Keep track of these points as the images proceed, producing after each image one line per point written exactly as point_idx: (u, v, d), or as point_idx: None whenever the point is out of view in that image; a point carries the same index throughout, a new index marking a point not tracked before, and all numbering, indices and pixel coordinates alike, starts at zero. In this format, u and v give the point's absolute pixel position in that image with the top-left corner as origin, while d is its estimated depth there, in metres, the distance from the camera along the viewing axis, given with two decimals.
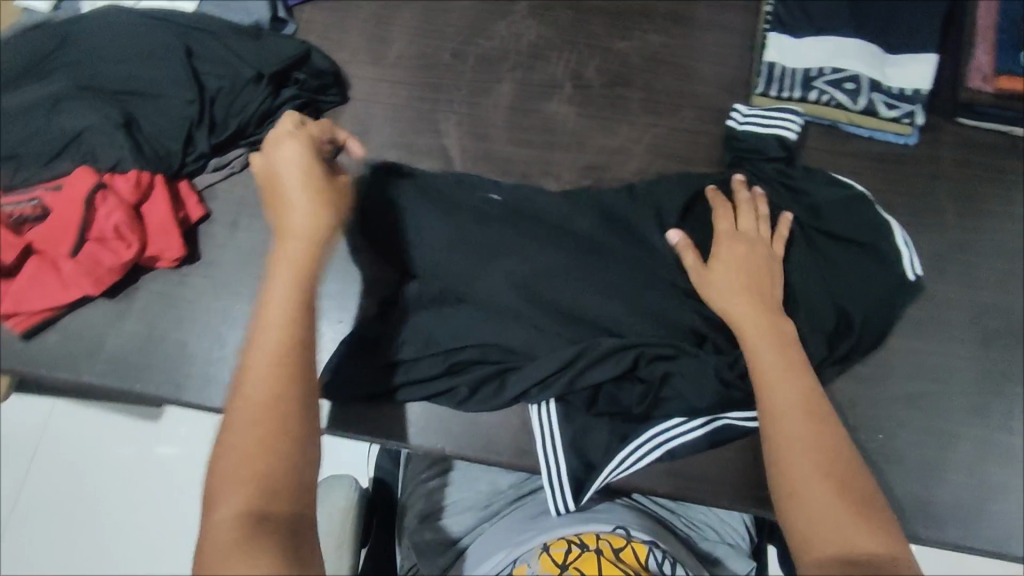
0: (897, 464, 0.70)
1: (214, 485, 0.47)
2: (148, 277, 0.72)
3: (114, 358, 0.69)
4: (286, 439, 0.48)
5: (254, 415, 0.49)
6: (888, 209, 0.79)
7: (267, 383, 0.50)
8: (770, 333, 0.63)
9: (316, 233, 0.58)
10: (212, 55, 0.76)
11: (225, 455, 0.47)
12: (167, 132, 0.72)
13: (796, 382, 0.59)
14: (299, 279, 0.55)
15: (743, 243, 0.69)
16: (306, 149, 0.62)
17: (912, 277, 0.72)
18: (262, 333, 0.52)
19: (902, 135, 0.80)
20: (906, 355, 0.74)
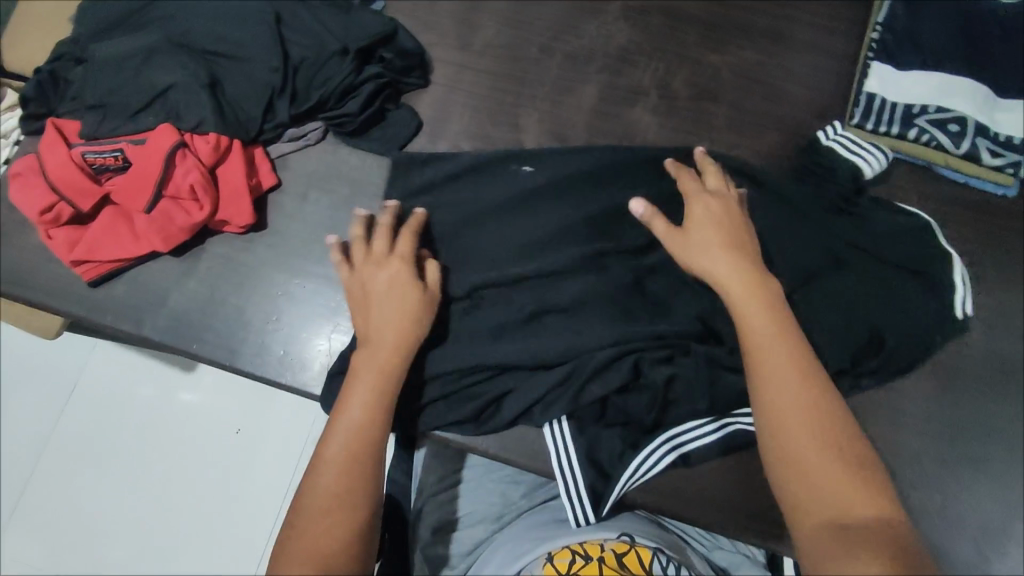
0: (970, 546, 0.64)
1: (277, 559, 0.53)
2: (215, 239, 0.73)
3: (177, 315, 0.71)
4: (345, 532, 0.54)
5: (320, 505, 0.55)
6: (1000, 265, 0.71)
7: (341, 478, 0.56)
8: (753, 286, 0.60)
9: (400, 347, 0.62)
10: (302, 25, 0.76)
11: (296, 538, 0.54)
12: (249, 98, 0.73)
13: (783, 335, 0.57)
14: (378, 388, 0.60)
15: (716, 205, 0.66)
16: (404, 273, 0.64)
17: (961, 315, 0.67)
18: (346, 433, 0.58)
19: (1004, 187, 0.73)
20: (995, 430, 0.67)
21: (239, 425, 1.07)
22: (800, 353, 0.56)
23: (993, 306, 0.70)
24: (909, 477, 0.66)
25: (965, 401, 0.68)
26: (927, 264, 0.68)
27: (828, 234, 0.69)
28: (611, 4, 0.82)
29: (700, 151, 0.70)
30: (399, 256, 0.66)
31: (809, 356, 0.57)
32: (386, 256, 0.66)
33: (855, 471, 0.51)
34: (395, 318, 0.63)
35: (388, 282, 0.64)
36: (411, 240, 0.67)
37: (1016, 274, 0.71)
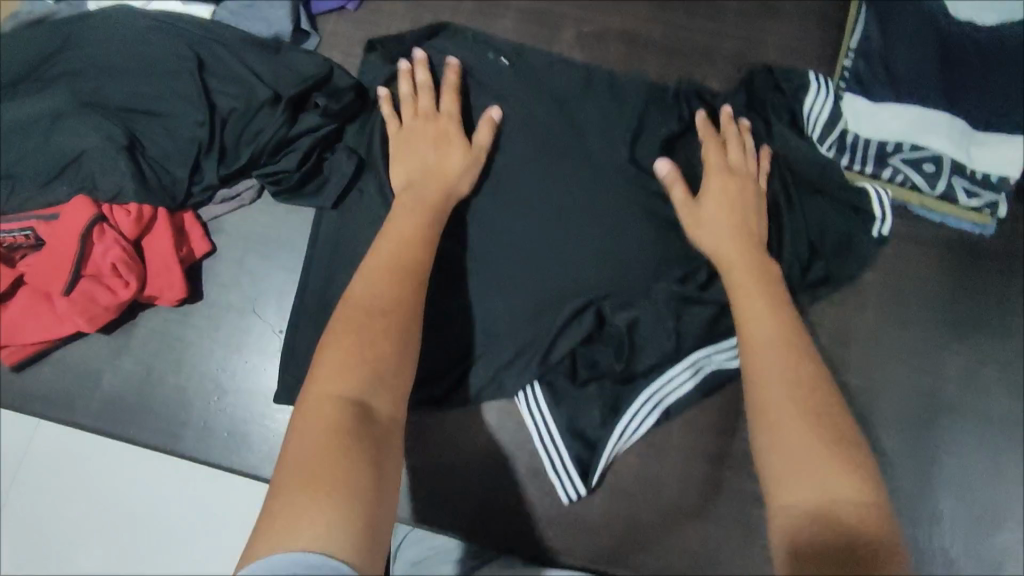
0: None
1: (319, 364, 0.49)
2: (147, 313, 0.68)
3: (109, 399, 0.67)
4: (395, 345, 0.52)
5: (364, 312, 0.53)
6: (966, 306, 0.68)
7: (383, 296, 0.54)
8: (746, 243, 0.61)
9: (446, 180, 0.64)
10: (227, 71, 0.70)
11: (336, 341, 0.51)
12: (173, 158, 0.67)
13: (777, 304, 0.56)
14: (423, 223, 0.61)
15: (729, 175, 0.64)
16: (453, 107, 0.68)
17: (877, 234, 0.67)
18: (394, 251, 0.58)
19: (980, 227, 0.69)
20: (958, 475, 0.65)
21: None
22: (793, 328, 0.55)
23: (967, 353, 0.68)
24: None
25: (939, 458, 0.66)
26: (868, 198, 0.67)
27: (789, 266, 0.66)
28: (564, 30, 0.77)
29: (727, 112, 0.68)
30: (447, 113, 0.67)
31: (803, 333, 0.55)
32: (432, 112, 0.67)
33: (845, 452, 0.47)
34: (434, 165, 0.64)
35: (437, 130, 0.66)
36: (455, 96, 0.69)
37: (988, 319, 0.68)
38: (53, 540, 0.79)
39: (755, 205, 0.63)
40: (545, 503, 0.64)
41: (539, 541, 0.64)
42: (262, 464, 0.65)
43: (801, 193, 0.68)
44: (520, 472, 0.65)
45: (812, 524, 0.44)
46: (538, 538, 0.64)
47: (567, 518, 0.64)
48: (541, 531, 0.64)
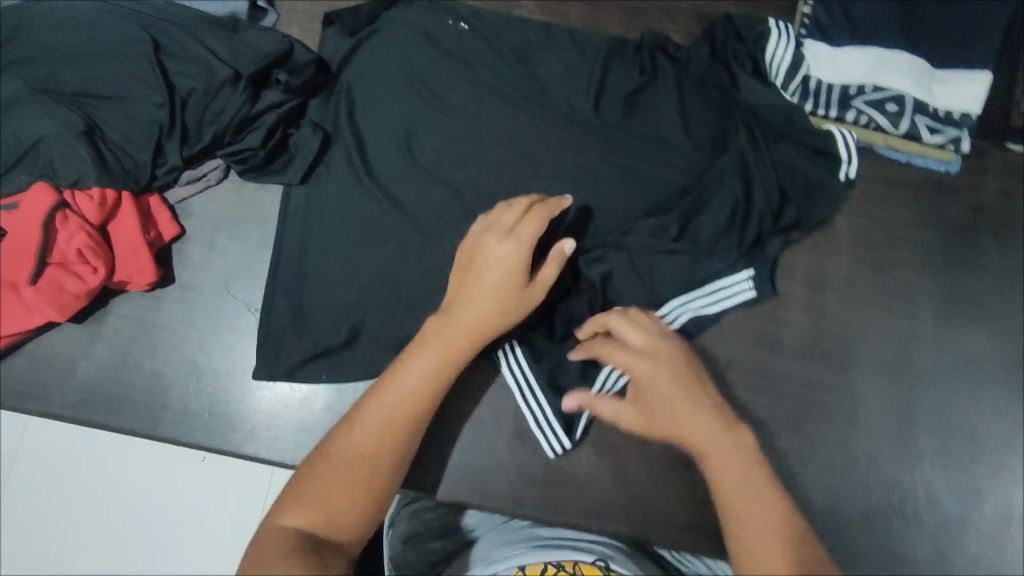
0: (912, 522, 0.64)
1: (292, 492, 0.54)
2: (119, 300, 0.68)
3: (86, 388, 0.66)
4: (367, 493, 0.55)
5: (345, 458, 0.56)
6: (938, 242, 0.69)
7: (372, 447, 0.56)
8: (684, 395, 0.57)
9: (493, 322, 0.61)
10: (183, 52, 0.69)
11: (312, 477, 0.55)
12: (134, 141, 0.66)
13: (744, 466, 0.54)
14: (440, 361, 0.60)
15: (651, 358, 0.58)
16: (514, 250, 0.61)
17: (844, 177, 0.67)
18: (391, 400, 0.58)
19: (945, 163, 0.69)
20: (935, 408, 0.66)
21: None
22: (756, 487, 0.53)
23: (940, 288, 0.68)
24: (865, 473, 0.65)
25: (920, 391, 0.66)
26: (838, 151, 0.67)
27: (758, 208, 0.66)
28: None
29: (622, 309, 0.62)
30: (521, 241, 0.61)
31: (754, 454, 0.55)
32: (510, 232, 0.62)
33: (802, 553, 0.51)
34: (480, 284, 0.61)
35: (502, 257, 0.61)
36: (542, 228, 0.62)
37: (957, 254, 0.69)
38: (44, 538, 0.79)
39: (695, 372, 0.59)
40: (531, 461, 0.65)
41: (528, 499, 0.64)
42: (247, 439, 0.65)
43: (767, 140, 0.68)
44: (504, 433, 0.65)
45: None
46: (528, 497, 0.64)
47: (555, 475, 0.64)
48: (529, 490, 0.64)
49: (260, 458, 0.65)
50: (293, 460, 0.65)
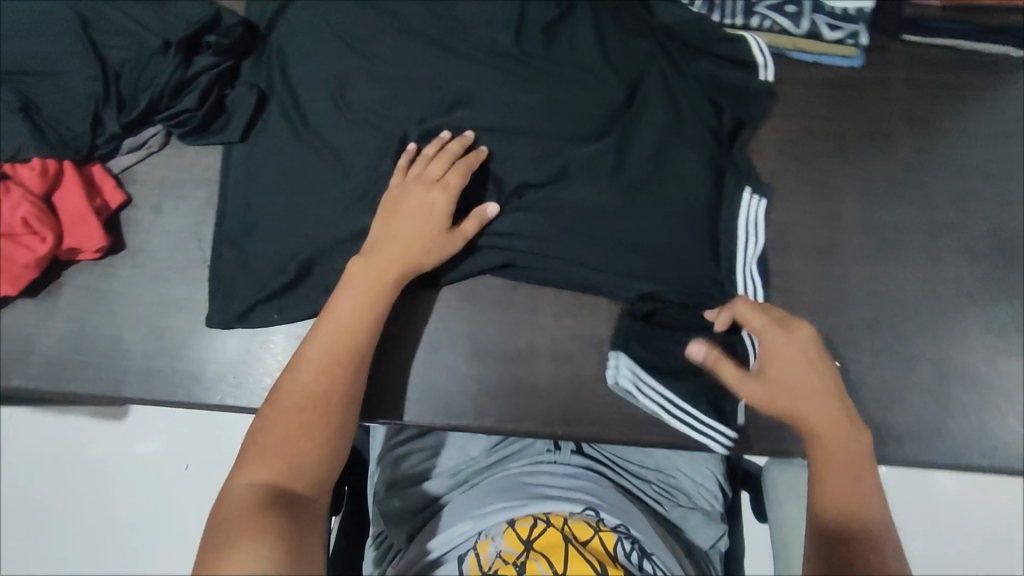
0: (855, 391, 0.67)
1: (248, 451, 0.55)
2: (71, 271, 0.69)
3: (46, 360, 0.67)
4: (321, 436, 0.56)
5: (294, 407, 0.57)
6: (848, 132, 0.73)
7: (317, 392, 0.57)
8: (806, 375, 0.61)
9: (416, 257, 0.63)
10: (112, 25, 0.70)
11: (268, 422, 0.56)
12: (71, 114, 0.67)
13: (843, 436, 0.59)
14: (373, 297, 0.61)
15: (786, 334, 0.62)
16: (437, 196, 0.65)
17: (766, 79, 0.71)
18: (327, 346, 0.59)
19: (850, 59, 0.73)
20: (864, 283, 0.69)
21: (188, 461, 1.06)
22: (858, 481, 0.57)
23: (858, 174, 0.72)
24: None
25: (851, 270, 0.69)
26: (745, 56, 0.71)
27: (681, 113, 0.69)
28: None
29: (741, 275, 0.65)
30: (445, 188, 0.65)
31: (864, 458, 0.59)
32: (434, 180, 0.65)
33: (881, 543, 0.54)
34: (405, 232, 0.64)
35: (425, 203, 0.64)
36: (464, 176, 0.66)
37: (870, 140, 0.73)
38: None
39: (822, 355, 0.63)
40: (490, 376, 0.68)
41: (490, 412, 0.67)
42: (212, 390, 0.67)
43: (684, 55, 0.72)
44: (462, 354, 0.68)
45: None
46: (490, 410, 0.67)
47: (513, 387, 0.67)
48: (491, 404, 0.67)
49: (227, 406, 0.67)
50: (259, 405, 0.67)
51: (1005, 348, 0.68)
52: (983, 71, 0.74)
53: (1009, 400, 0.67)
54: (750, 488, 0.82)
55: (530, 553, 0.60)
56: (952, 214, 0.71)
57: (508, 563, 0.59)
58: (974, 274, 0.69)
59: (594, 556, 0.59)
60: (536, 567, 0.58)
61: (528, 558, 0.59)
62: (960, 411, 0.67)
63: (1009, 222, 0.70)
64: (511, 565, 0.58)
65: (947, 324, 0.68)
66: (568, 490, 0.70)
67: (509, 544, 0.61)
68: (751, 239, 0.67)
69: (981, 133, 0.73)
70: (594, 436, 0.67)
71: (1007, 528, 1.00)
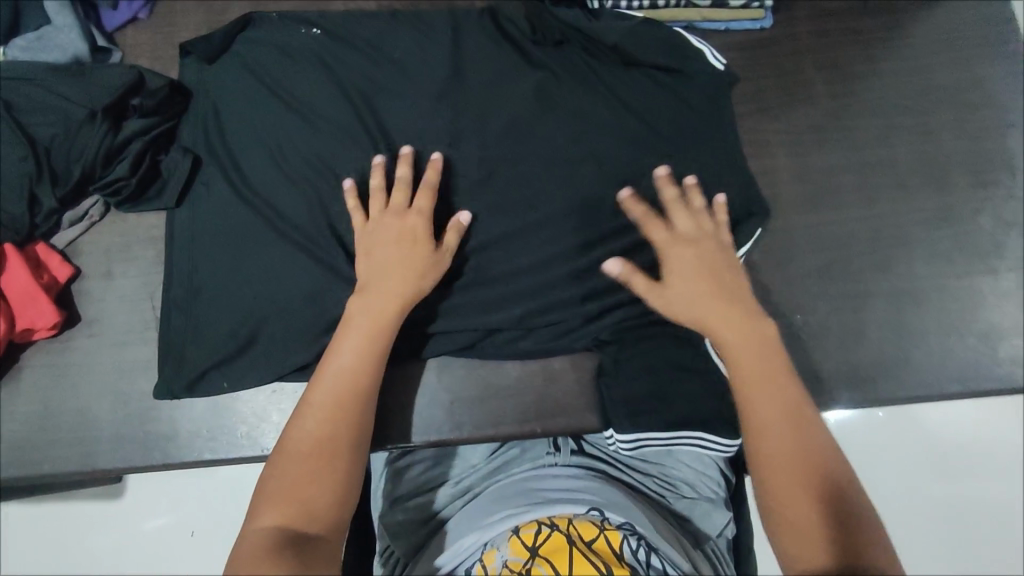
0: (817, 337, 0.68)
1: (258, 501, 0.53)
2: (29, 352, 0.68)
3: (15, 445, 0.66)
4: (334, 478, 0.54)
5: (303, 450, 0.54)
6: (768, 90, 0.75)
7: (325, 430, 0.55)
8: (713, 286, 0.61)
9: (404, 290, 0.62)
10: (36, 102, 0.70)
11: (280, 466, 0.54)
12: (4, 195, 0.66)
13: (777, 379, 0.57)
14: (371, 335, 0.60)
15: (686, 244, 0.63)
16: (407, 220, 0.64)
17: (722, 67, 0.71)
18: (334, 390, 0.57)
19: (758, 21, 0.76)
20: (808, 232, 0.71)
21: (194, 527, 1.03)
22: (814, 445, 0.54)
23: (784, 129, 0.74)
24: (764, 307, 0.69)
25: (793, 222, 0.71)
26: (677, 56, 0.71)
27: (605, 99, 0.71)
28: None
29: (665, 171, 0.66)
30: (417, 212, 0.64)
31: (812, 419, 0.56)
32: (403, 210, 0.64)
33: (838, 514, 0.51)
34: (396, 262, 0.62)
35: (400, 233, 0.63)
36: (433, 196, 0.65)
37: (791, 94, 0.75)
38: None
39: (725, 259, 0.63)
40: (463, 384, 0.68)
41: (468, 421, 0.67)
42: (189, 446, 0.66)
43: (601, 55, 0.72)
44: (431, 368, 0.68)
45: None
46: (466, 420, 0.67)
47: (486, 392, 0.68)
48: (467, 413, 0.67)
49: (206, 461, 0.66)
50: (238, 453, 0.66)
51: (953, 270, 0.70)
52: (887, 12, 0.77)
53: (965, 321, 0.69)
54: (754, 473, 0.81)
55: (535, 560, 0.59)
56: (880, 151, 0.73)
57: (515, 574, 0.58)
58: (911, 207, 0.71)
59: (598, 557, 0.58)
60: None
61: (533, 566, 0.58)
62: (921, 340, 0.68)
63: (935, 151, 0.73)
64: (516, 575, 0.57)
65: (893, 257, 0.70)
66: (572, 492, 0.69)
67: (514, 553, 0.60)
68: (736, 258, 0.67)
69: (895, 71, 0.75)
70: (574, 427, 0.67)
71: None
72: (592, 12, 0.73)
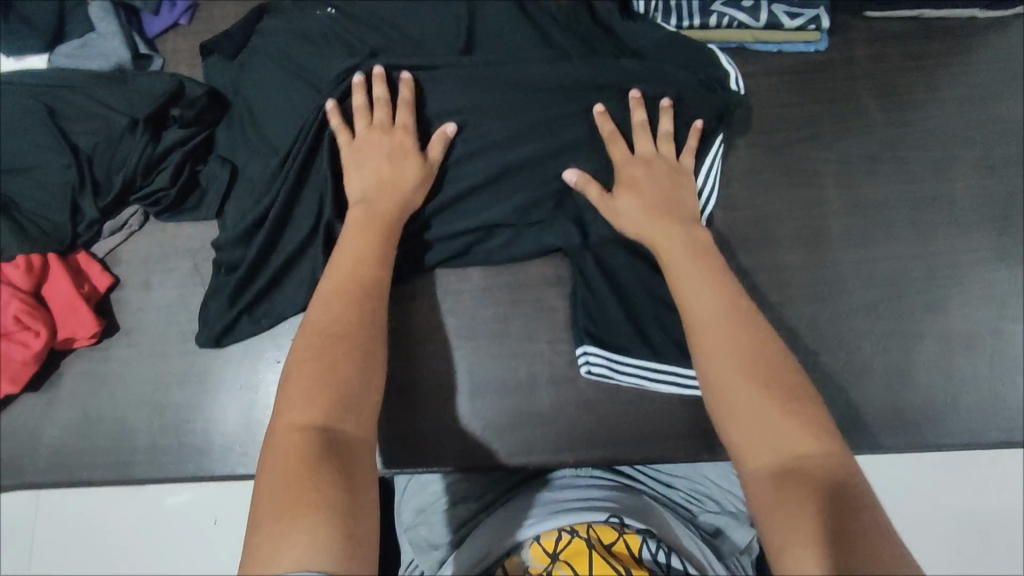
0: (863, 378, 0.66)
1: (284, 399, 0.51)
2: (69, 359, 0.69)
3: (55, 451, 0.67)
4: (352, 370, 0.52)
5: (318, 346, 0.53)
6: (822, 116, 0.72)
7: (337, 331, 0.54)
8: (661, 205, 0.62)
9: (400, 204, 0.63)
10: (79, 110, 0.70)
11: (299, 362, 0.53)
12: (50, 205, 0.68)
13: (714, 283, 0.57)
14: (369, 244, 0.60)
15: (642, 164, 0.65)
16: (398, 139, 0.65)
17: (738, 92, 0.70)
18: (338, 299, 0.57)
19: (814, 43, 0.73)
20: (856, 266, 0.68)
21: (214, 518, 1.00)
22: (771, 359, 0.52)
23: (836, 158, 0.71)
24: (807, 343, 0.67)
25: (842, 256, 0.69)
26: (703, 69, 0.70)
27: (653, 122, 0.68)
28: None
29: (638, 95, 0.67)
30: (407, 128, 0.65)
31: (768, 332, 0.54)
32: (393, 127, 0.65)
33: (804, 425, 0.48)
34: (388, 181, 0.63)
35: (391, 148, 0.64)
36: (422, 117, 0.66)
37: (845, 121, 0.72)
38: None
39: (675, 179, 0.65)
40: (496, 409, 0.67)
41: (499, 447, 0.66)
42: (223, 460, 0.67)
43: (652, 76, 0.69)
44: (463, 392, 0.68)
45: (783, 490, 0.46)
46: (497, 446, 0.66)
47: (517, 418, 0.67)
48: (497, 439, 0.66)
49: (238, 475, 0.67)
50: None
51: (1007, 314, 0.67)
52: (951, 38, 0.73)
53: (1019, 367, 0.66)
54: None
55: (556, 565, 0.58)
56: (937, 187, 0.70)
57: None
58: (967, 245, 0.68)
59: (619, 561, 0.57)
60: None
61: (553, 569, 0.57)
62: (972, 384, 0.66)
63: (995, 187, 0.70)
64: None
65: (946, 296, 0.67)
66: (590, 501, 0.68)
67: (536, 560, 0.60)
68: (711, 165, 0.68)
69: (957, 99, 0.72)
70: (607, 459, 0.66)
71: None
72: (632, 16, 0.72)
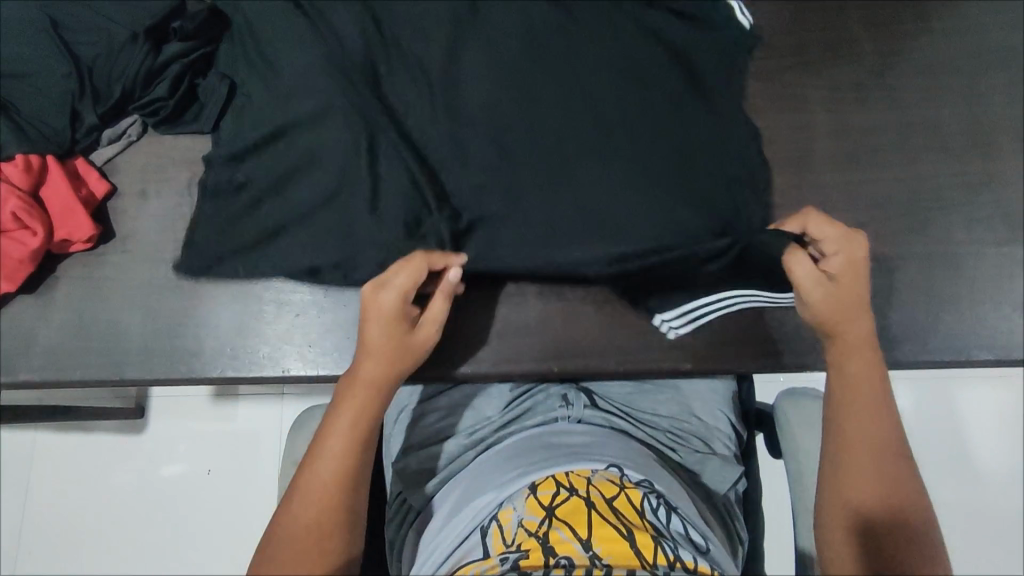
0: None
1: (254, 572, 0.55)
2: (65, 262, 0.70)
3: (48, 351, 0.68)
4: (323, 562, 0.56)
5: (297, 531, 0.56)
6: (812, 44, 0.73)
7: (319, 516, 0.56)
8: (855, 299, 0.62)
9: (392, 375, 0.61)
10: (79, 21, 0.70)
11: (278, 540, 0.56)
12: (49, 110, 0.69)
13: (869, 410, 0.59)
14: (360, 419, 0.60)
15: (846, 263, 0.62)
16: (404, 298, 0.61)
17: (748, 26, 0.70)
18: (331, 467, 0.58)
19: None
20: (842, 189, 0.69)
21: (209, 466, 1.07)
22: (899, 488, 0.57)
23: (825, 85, 0.72)
24: None
25: (828, 180, 0.69)
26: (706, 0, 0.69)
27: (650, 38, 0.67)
28: None
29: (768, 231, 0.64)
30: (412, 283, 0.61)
31: (900, 454, 0.58)
32: (402, 279, 0.61)
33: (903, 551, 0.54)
34: (389, 343, 0.61)
35: (395, 310, 0.61)
36: (424, 266, 0.61)
37: (835, 49, 0.73)
38: None
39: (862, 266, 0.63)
40: (484, 320, 0.68)
41: (486, 356, 0.68)
42: (212, 365, 0.68)
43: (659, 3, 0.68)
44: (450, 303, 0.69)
45: None
46: (484, 355, 0.68)
47: (505, 328, 0.68)
48: (483, 349, 0.68)
49: (228, 377, 0.68)
50: (258, 373, 0.68)
51: (990, 239, 0.68)
52: None
53: (1000, 288, 0.67)
54: (764, 430, 0.81)
55: (552, 522, 0.56)
56: (925, 113, 0.70)
57: (531, 535, 0.56)
58: (951, 170, 0.69)
59: (619, 517, 0.56)
60: (560, 536, 0.55)
61: (550, 527, 0.56)
62: (953, 305, 0.66)
63: (981, 114, 0.70)
64: (534, 537, 0.55)
65: (930, 221, 0.68)
66: (588, 446, 0.65)
67: (531, 513, 0.57)
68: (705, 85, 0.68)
69: (947, 29, 0.72)
70: (588, 369, 0.67)
71: (997, 436, 1.07)
72: None
